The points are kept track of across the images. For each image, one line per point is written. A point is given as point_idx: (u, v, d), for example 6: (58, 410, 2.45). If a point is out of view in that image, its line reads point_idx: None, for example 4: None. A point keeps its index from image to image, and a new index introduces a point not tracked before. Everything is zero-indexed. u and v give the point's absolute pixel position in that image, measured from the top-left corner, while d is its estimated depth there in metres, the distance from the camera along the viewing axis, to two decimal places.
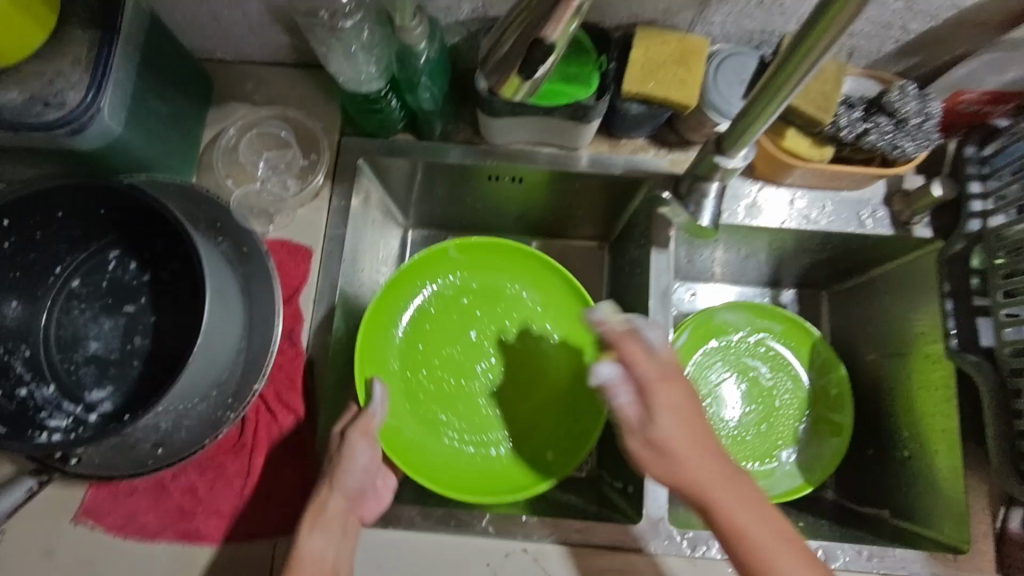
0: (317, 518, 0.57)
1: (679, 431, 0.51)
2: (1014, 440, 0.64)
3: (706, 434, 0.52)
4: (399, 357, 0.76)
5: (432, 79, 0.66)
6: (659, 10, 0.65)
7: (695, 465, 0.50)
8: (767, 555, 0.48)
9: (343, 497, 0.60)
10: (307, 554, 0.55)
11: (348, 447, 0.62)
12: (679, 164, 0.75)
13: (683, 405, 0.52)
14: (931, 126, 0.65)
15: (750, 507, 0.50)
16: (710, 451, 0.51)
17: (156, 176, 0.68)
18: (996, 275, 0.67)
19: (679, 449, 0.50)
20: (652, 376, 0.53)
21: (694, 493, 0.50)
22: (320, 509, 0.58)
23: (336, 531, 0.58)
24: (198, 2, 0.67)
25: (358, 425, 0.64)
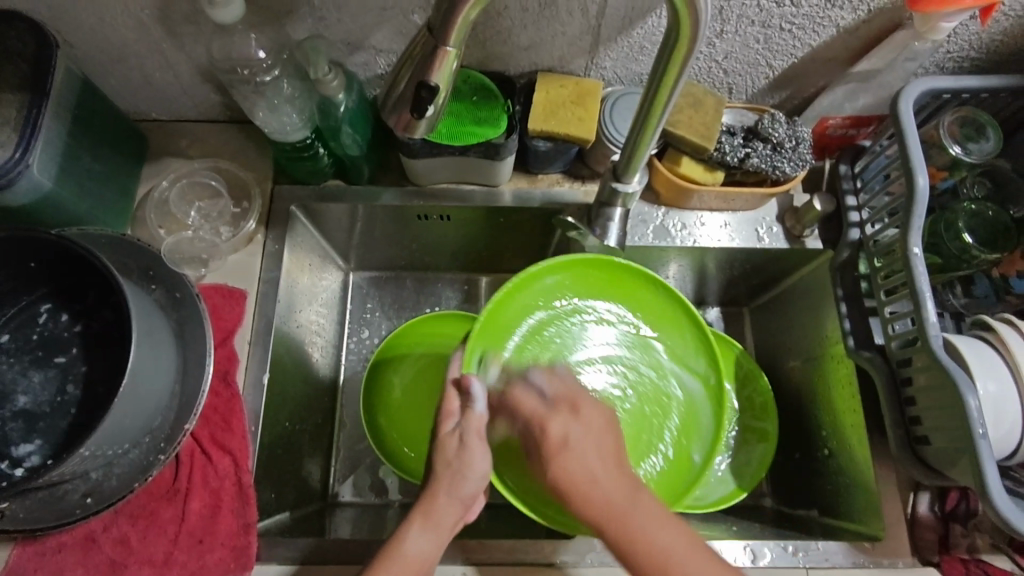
0: (428, 519, 0.55)
1: (584, 453, 0.51)
2: (909, 427, 0.68)
3: (598, 456, 0.51)
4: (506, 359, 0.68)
5: (354, 126, 0.72)
6: (555, 57, 0.73)
7: (597, 489, 0.50)
8: (669, 564, 0.50)
9: (459, 503, 0.55)
10: (407, 553, 0.54)
11: (470, 451, 0.56)
12: (592, 195, 0.81)
13: (583, 434, 0.52)
14: (803, 149, 0.74)
15: (647, 515, 0.51)
16: (606, 469, 0.51)
17: (88, 230, 0.70)
18: (877, 279, 0.72)
19: (575, 475, 0.51)
20: (537, 413, 0.54)
21: (592, 513, 0.50)
22: (430, 511, 0.55)
23: (443, 533, 0.55)
24: (130, 67, 0.72)
25: (468, 425, 0.57)
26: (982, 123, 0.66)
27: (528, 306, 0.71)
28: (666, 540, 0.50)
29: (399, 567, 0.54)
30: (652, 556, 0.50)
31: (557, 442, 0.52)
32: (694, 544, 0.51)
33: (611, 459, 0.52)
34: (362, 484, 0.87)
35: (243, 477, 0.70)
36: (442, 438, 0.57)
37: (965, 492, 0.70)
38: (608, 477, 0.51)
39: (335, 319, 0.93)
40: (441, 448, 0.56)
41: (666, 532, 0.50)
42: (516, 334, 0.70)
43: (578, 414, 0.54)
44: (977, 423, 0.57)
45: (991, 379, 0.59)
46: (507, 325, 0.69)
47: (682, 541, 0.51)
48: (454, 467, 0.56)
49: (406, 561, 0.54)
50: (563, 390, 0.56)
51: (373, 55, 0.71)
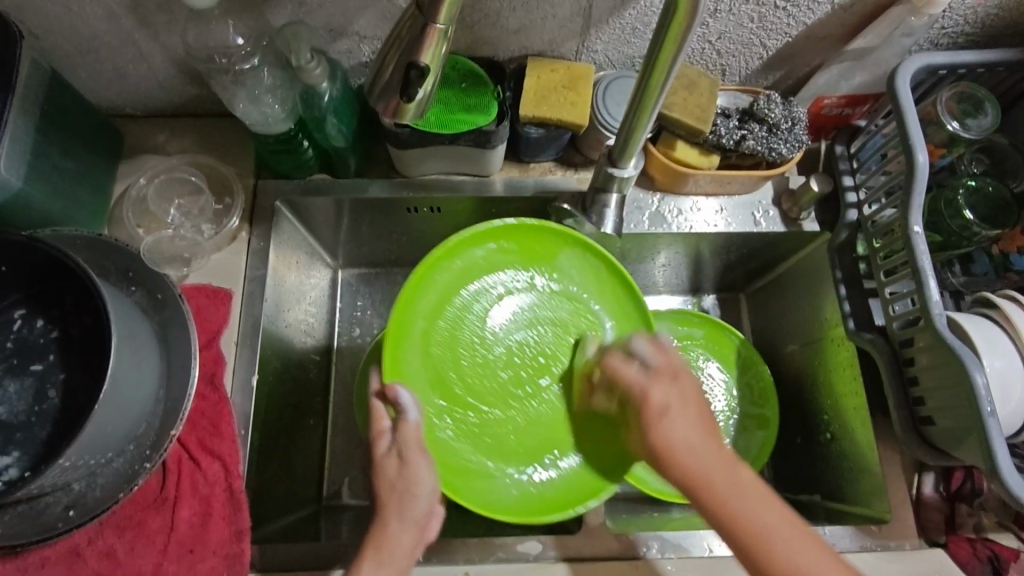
0: (380, 552, 0.55)
1: (680, 424, 0.54)
2: (913, 407, 0.67)
3: (697, 426, 0.54)
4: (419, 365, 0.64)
5: (339, 117, 0.70)
6: (544, 41, 0.71)
7: (689, 457, 0.53)
8: (762, 535, 0.51)
9: (412, 525, 0.57)
10: None
11: (411, 467, 0.57)
12: (586, 181, 0.79)
13: (681, 401, 0.55)
14: (799, 129, 0.72)
15: (743, 485, 0.53)
16: (704, 444, 0.53)
17: (63, 231, 0.66)
18: (876, 259, 0.71)
19: (674, 443, 0.53)
20: (644, 380, 0.56)
21: (688, 484, 0.53)
22: (382, 541, 0.55)
23: (400, 565, 0.55)
24: (102, 60, 0.68)
25: (403, 440, 0.58)
26: (980, 98, 0.66)
27: (443, 295, 0.67)
28: (762, 526, 0.51)
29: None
30: (748, 537, 0.51)
31: (656, 420, 0.54)
32: (788, 522, 0.52)
33: (708, 438, 0.54)
34: (358, 486, 0.85)
35: (233, 482, 0.67)
36: (379, 461, 0.58)
37: (971, 472, 0.70)
38: (704, 450, 0.53)
39: (325, 317, 0.90)
40: (381, 472, 0.57)
41: (762, 512, 0.52)
42: (438, 330, 0.66)
43: (678, 382, 0.56)
44: (985, 401, 0.56)
45: (997, 357, 0.59)
46: (421, 335, 0.65)
47: (780, 521, 0.52)
48: (399, 489, 0.57)
49: None
50: (666, 359, 0.58)
51: (357, 42, 0.69)
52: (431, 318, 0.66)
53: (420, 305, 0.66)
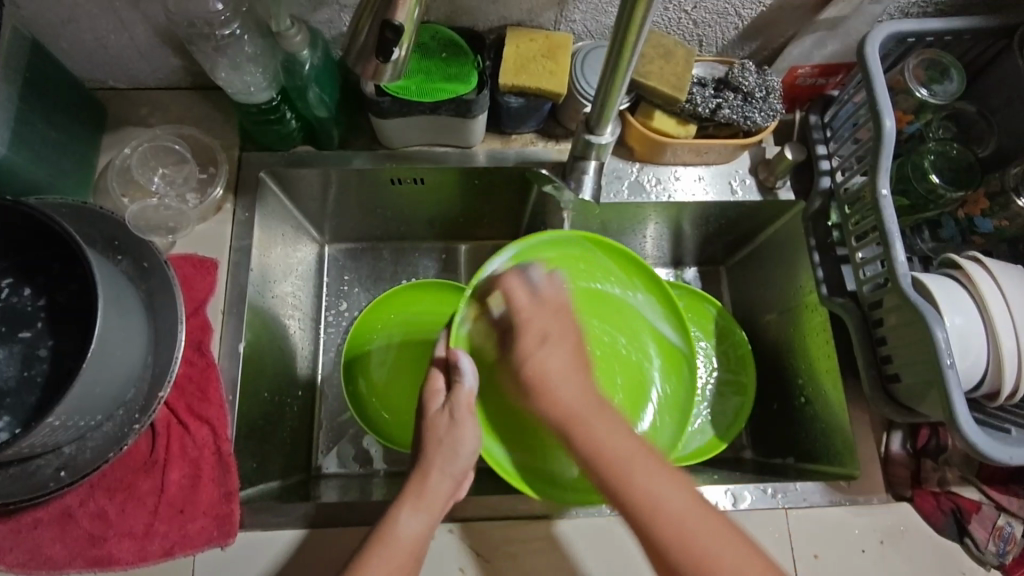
0: (420, 500, 0.56)
1: (557, 353, 0.56)
2: (881, 366, 0.69)
3: (572, 358, 0.56)
4: (487, 316, 0.65)
5: (321, 86, 0.71)
6: (523, 11, 0.72)
7: (562, 386, 0.54)
8: (628, 470, 0.51)
9: (449, 480, 0.57)
10: (401, 532, 0.55)
11: (459, 426, 0.58)
12: (565, 153, 0.80)
13: (559, 329, 0.57)
14: (773, 99, 0.74)
15: (615, 432, 0.53)
16: (574, 371, 0.55)
17: (47, 199, 0.67)
18: (848, 226, 0.73)
19: (547, 366, 0.55)
20: (526, 305, 0.58)
21: (561, 413, 0.54)
22: (422, 489, 0.56)
23: (435, 512, 0.57)
24: (84, 29, 0.69)
25: (456, 402, 0.58)
26: (946, 65, 0.68)
27: (520, 261, 0.69)
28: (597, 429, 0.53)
29: (392, 549, 0.54)
30: (614, 459, 0.52)
31: (553, 375, 0.55)
32: (644, 451, 0.52)
33: (580, 369, 0.55)
34: (347, 455, 0.86)
35: (222, 445, 0.68)
36: (431, 419, 0.59)
37: (936, 429, 0.73)
38: (577, 382, 0.55)
39: (313, 291, 0.91)
40: (431, 428, 0.58)
41: (621, 441, 0.52)
42: (503, 291, 0.67)
43: (549, 331, 0.56)
44: (945, 354, 0.58)
45: (959, 313, 0.61)
46: (505, 267, 0.67)
47: (603, 418, 0.53)
48: (443, 443, 0.58)
49: (396, 541, 0.54)
50: (552, 292, 0.59)
51: (338, 12, 0.70)
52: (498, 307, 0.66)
53: (485, 290, 0.65)
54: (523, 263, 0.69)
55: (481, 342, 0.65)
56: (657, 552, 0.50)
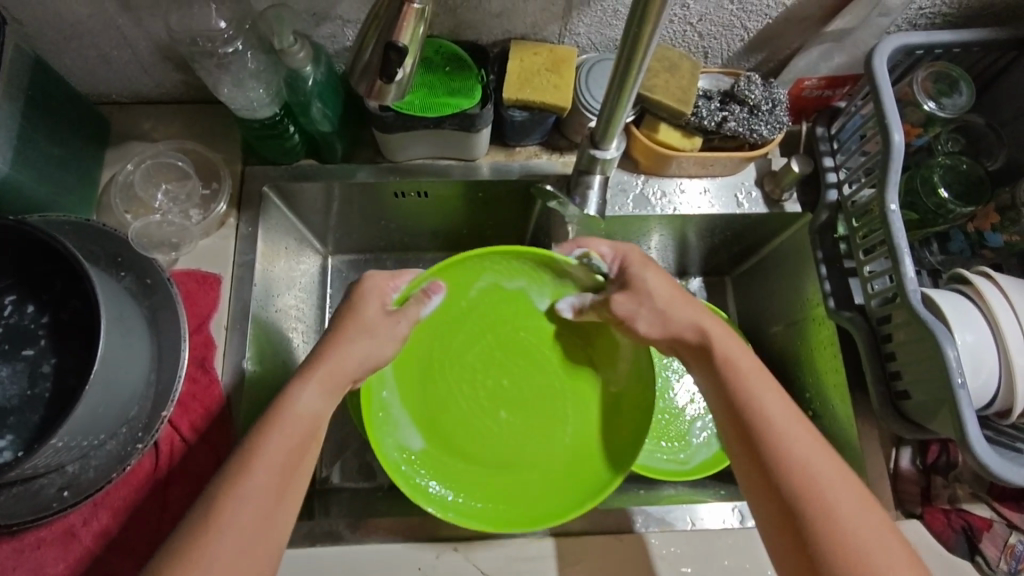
0: (323, 379, 0.58)
1: (661, 291, 0.64)
2: (890, 383, 0.68)
3: (673, 297, 0.64)
4: (479, 291, 0.78)
5: (324, 101, 0.71)
6: (527, 25, 0.72)
7: (676, 316, 0.63)
8: (751, 393, 0.57)
9: (354, 365, 0.60)
10: (297, 408, 0.56)
11: (392, 324, 0.64)
12: (570, 165, 0.80)
13: (661, 276, 0.65)
14: (779, 111, 0.74)
15: (744, 359, 0.59)
16: (689, 315, 0.63)
17: (50, 216, 0.67)
18: (855, 239, 0.72)
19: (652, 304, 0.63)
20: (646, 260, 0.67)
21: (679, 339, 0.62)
22: (329, 369, 0.59)
23: (333, 395, 0.59)
24: (87, 46, 0.69)
25: (404, 314, 0.66)
26: (955, 78, 0.67)
27: (526, 297, 0.78)
28: (738, 357, 0.59)
29: (290, 419, 0.55)
30: (740, 384, 0.58)
31: (622, 315, 0.65)
32: (763, 376, 0.58)
33: (680, 306, 0.64)
34: (350, 468, 0.85)
35: (226, 463, 0.68)
36: (368, 310, 0.64)
37: (946, 444, 0.72)
38: (679, 310, 0.63)
39: (316, 303, 0.91)
40: (371, 314, 0.64)
41: (754, 371, 0.59)
42: (501, 290, 0.78)
43: (652, 267, 0.66)
44: (956, 373, 0.57)
45: (969, 331, 0.60)
46: (508, 283, 0.78)
47: (730, 342, 0.61)
48: (370, 330, 0.63)
49: (294, 418, 0.55)
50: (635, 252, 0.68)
51: (341, 27, 0.70)
52: (460, 320, 0.77)
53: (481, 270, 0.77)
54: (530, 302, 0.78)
55: (467, 296, 0.77)
56: (766, 458, 0.54)
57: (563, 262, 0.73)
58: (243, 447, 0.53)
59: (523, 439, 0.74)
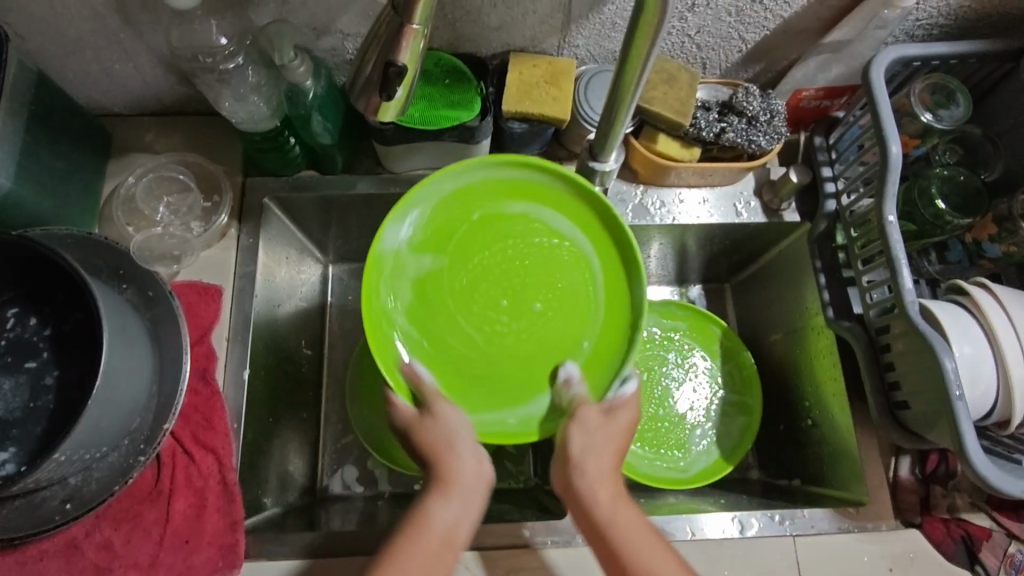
0: (446, 489, 0.59)
1: (607, 433, 0.61)
2: (889, 393, 0.68)
3: (616, 443, 0.61)
4: (415, 238, 0.66)
5: (325, 114, 0.71)
6: (526, 38, 0.72)
7: (605, 459, 0.60)
8: (628, 548, 0.56)
9: (470, 471, 0.60)
10: (439, 519, 0.57)
11: (440, 414, 0.61)
12: (570, 175, 0.81)
13: (623, 413, 0.63)
14: (778, 122, 0.74)
15: (625, 512, 0.58)
16: (608, 476, 0.60)
17: (52, 228, 0.67)
18: (854, 249, 0.72)
19: (589, 444, 0.60)
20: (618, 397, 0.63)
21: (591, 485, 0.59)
22: (450, 479, 0.60)
23: (465, 498, 0.59)
24: (89, 60, 0.69)
25: (426, 396, 0.62)
26: (952, 89, 0.67)
27: (469, 203, 0.67)
28: (621, 508, 0.58)
29: (427, 534, 0.56)
30: (620, 532, 0.57)
31: (576, 419, 0.61)
32: (643, 530, 0.57)
33: (614, 450, 0.61)
34: (351, 477, 0.86)
35: (226, 475, 0.68)
36: (420, 422, 0.61)
37: (945, 454, 0.72)
38: (605, 465, 0.60)
39: (317, 312, 0.91)
40: (421, 433, 0.61)
41: (636, 526, 0.57)
42: (441, 214, 0.67)
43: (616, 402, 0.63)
44: (954, 385, 0.58)
45: (967, 343, 0.60)
46: (450, 205, 0.67)
47: (614, 487, 0.60)
48: (443, 437, 0.60)
49: (429, 529, 0.57)
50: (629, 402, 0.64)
51: (341, 41, 0.70)
52: (428, 280, 0.66)
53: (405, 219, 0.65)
54: (467, 198, 0.67)
55: (409, 250, 0.66)
56: None
57: (513, 162, 0.66)
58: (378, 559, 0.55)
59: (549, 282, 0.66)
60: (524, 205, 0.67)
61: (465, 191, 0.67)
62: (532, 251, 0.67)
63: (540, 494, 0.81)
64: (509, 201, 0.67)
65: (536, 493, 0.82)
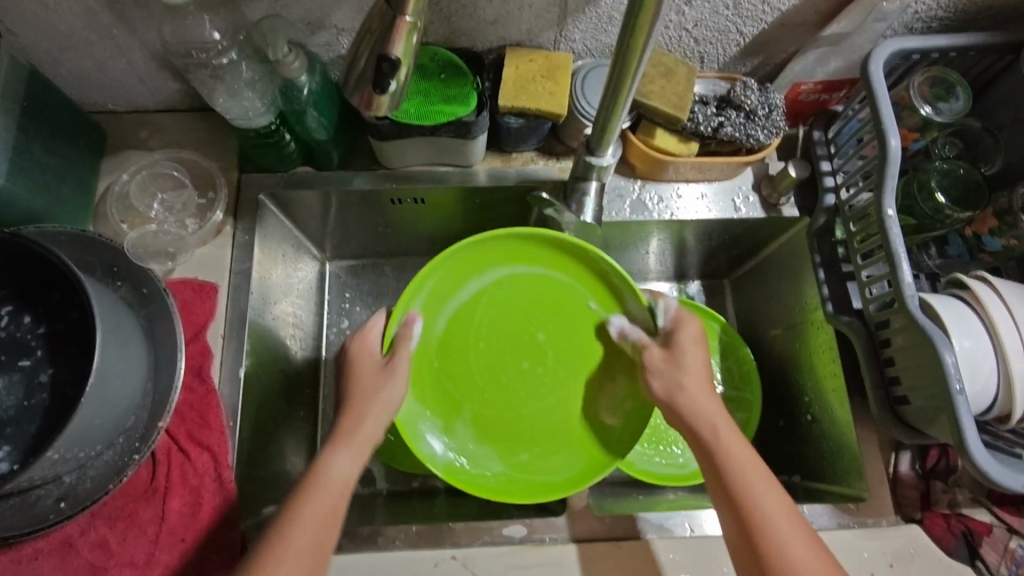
0: (351, 440, 0.61)
1: (693, 369, 0.64)
2: (889, 388, 0.68)
3: (702, 379, 0.64)
4: (428, 346, 0.70)
5: (320, 109, 0.71)
6: (522, 32, 0.72)
7: (700, 399, 0.63)
8: (742, 479, 0.58)
9: (376, 430, 0.62)
10: (332, 471, 0.59)
11: (390, 373, 0.65)
12: (566, 171, 0.80)
13: (698, 354, 0.65)
14: (776, 116, 0.73)
15: (736, 441, 0.61)
16: (709, 403, 0.63)
17: (46, 226, 0.66)
18: (853, 243, 0.72)
19: (680, 381, 0.63)
20: (693, 335, 0.66)
21: (705, 418, 0.62)
22: (355, 434, 0.61)
23: (364, 455, 0.61)
24: (82, 56, 0.69)
25: (398, 355, 0.65)
26: (952, 82, 0.67)
27: (468, 284, 0.72)
28: (722, 434, 0.61)
29: (324, 486, 0.58)
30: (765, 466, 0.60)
31: (650, 366, 0.65)
32: (758, 468, 0.59)
33: (705, 380, 0.64)
34: None
35: (222, 473, 0.68)
36: (365, 369, 0.65)
37: (945, 449, 0.72)
38: (705, 398, 0.63)
39: (314, 309, 0.91)
40: (367, 376, 0.64)
41: (743, 454, 0.60)
42: (446, 304, 0.71)
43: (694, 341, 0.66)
44: (954, 380, 0.57)
45: (967, 337, 0.60)
46: (450, 294, 0.71)
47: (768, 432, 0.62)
48: (373, 385, 0.64)
49: (329, 482, 0.58)
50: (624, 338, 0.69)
51: (335, 36, 0.70)
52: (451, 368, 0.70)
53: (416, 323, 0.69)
54: (463, 282, 0.71)
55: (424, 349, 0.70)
56: (754, 540, 0.56)
57: (496, 235, 0.70)
58: (280, 515, 0.56)
59: (536, 307, 0.72)
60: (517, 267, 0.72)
61: (458, 278, 0.71)
62: (529, 307, 0.72)
63: None
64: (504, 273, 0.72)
65: None
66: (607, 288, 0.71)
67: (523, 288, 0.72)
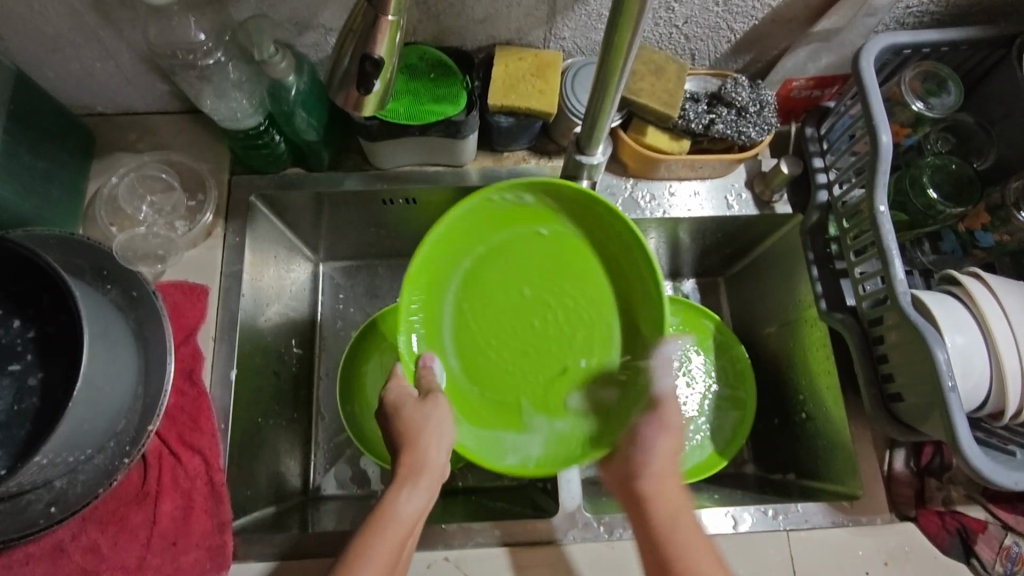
0: (414, 475, 0.57)
1: (659, 437, 0.62)
2: (883, 385, 0.68)
3: (668, 453, 0.62)
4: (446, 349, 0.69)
5: (308, 110, 0.70)
6: (512, 30, 0.71)
7: (655, 464, 0.61)
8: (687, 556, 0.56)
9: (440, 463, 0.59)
10: (404, 509, 0.56)
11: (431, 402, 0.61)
12: (558, 169, 0.80)
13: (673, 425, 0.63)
14: (767, 113, 0.73)
15: (680, 522, 0.58)
16: (669, 488, 0.60)
17: (33, 229, 0.65)
18: (846, 240, 0.71)
19: (647, 444, 0.62)
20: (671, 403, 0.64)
21: (661, 489, 0.60)
22: (420, 471, 0.57)
23: (433, 491, 0.58)
24: (69, 59, 0.68)
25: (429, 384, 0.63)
26: (943, 77, 0.67)
27: (459, 267, 0.70)
28: (680, 511, 0.59)
29: (395, 523, 0.55)
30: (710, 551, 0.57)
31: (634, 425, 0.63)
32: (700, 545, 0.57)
33: (672, 448, 0.62)
34: (343, 476, 0.85)
35: (214, 475, 0.68)
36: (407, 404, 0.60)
37: (940, 446, 0.71)
38: (669, 471, 0.61)
39: (307, 311, 0.90)
40: (409, 411, 0.60)
41: (692, 535, 0.58)
42: (441, 300, 0.70)
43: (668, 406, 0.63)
44: (946, 376, 0.57)
45: (959, 333, 0.60)
46: (445, 287, 0.70)
47: None
48: (422, 421, 0.59)
49: (397, 519, 0.56)
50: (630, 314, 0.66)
51: (323, 36, 0.69)
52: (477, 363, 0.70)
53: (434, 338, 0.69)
54: (450, 275, 0.70)
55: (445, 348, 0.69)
56: None
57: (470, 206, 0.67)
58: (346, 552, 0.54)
59: (524, 277, 0.71)
60: (499, 232, 0.71)
61: (447, 275, 0.70)
62: (521, 270, 0.71)
63: (534, 491, 0.80)
64: (489, 242, 0.71)
65: (530, 490, 0.81)
66: (587, 219, 0.70)
67: (514, 254, 0.71)
